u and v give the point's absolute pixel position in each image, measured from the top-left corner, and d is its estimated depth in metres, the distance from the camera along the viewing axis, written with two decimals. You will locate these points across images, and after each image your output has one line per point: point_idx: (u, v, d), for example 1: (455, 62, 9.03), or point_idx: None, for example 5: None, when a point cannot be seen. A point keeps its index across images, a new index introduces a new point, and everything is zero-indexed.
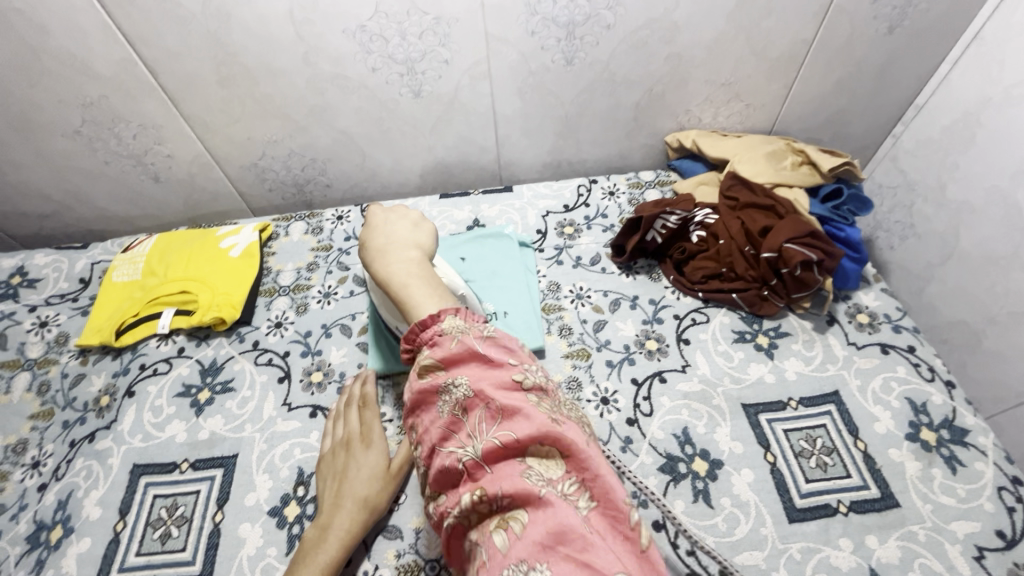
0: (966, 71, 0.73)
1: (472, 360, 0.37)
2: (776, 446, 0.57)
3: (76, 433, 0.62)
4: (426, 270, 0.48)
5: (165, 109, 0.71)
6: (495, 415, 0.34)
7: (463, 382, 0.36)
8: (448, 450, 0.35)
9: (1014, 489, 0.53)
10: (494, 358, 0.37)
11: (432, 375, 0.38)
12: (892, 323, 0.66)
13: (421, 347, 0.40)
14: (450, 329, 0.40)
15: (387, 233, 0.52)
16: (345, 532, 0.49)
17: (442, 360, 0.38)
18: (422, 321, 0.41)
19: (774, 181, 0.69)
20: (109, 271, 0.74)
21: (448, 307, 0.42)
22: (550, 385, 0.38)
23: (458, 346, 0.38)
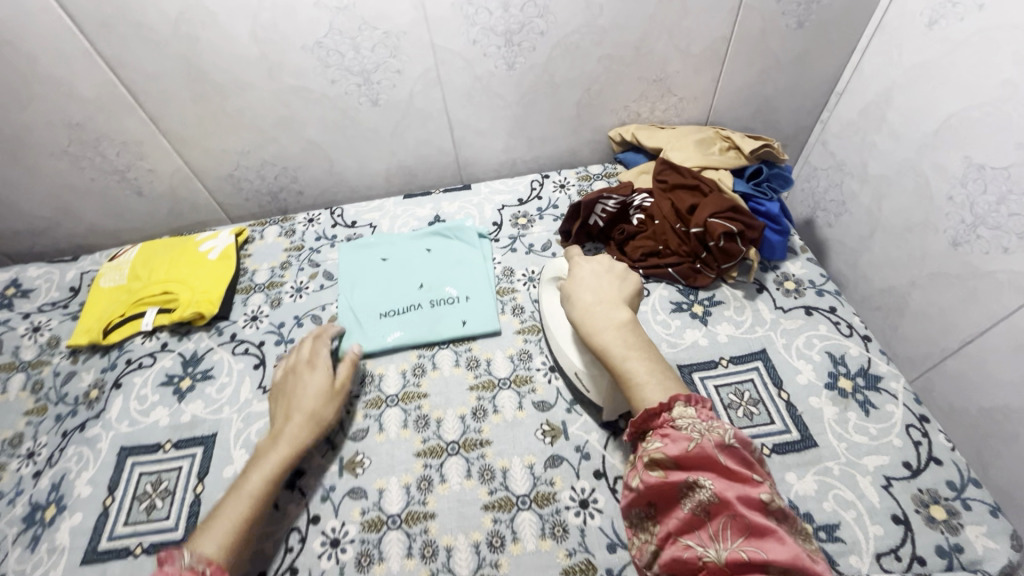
0: (873, 58, 0.80)
1: (712, 467, 0.45)
2: (707, 400, 0.63)
3: (69, 423, 0.68)
4: (635, 336, 0.56)
5: (145, 126, 0.78)
6: (744, 532, 0.42)
7: (708, 487, 0.45)
8: (687, 544, 0.44)
9: (920, 426, 0.59)
10: (737, 471, 0.45)
11: (665, 473, 0.47)
12: (816, 287, 0.72)
13: (653, 437, 0.49)
14: (684, 424, 0.48)
15: (590, 291, 0.61)
16: (296, 438, 0.57)
17: (675, 459, 0.46)
18: (652, 408, 0.50)
19: (702, 165, 0.76)
20: (97, 278, 0.80)
21: (680, 398, 0.50)
22: (784, 506, 0.44)
23: (691, 442, 0.46)
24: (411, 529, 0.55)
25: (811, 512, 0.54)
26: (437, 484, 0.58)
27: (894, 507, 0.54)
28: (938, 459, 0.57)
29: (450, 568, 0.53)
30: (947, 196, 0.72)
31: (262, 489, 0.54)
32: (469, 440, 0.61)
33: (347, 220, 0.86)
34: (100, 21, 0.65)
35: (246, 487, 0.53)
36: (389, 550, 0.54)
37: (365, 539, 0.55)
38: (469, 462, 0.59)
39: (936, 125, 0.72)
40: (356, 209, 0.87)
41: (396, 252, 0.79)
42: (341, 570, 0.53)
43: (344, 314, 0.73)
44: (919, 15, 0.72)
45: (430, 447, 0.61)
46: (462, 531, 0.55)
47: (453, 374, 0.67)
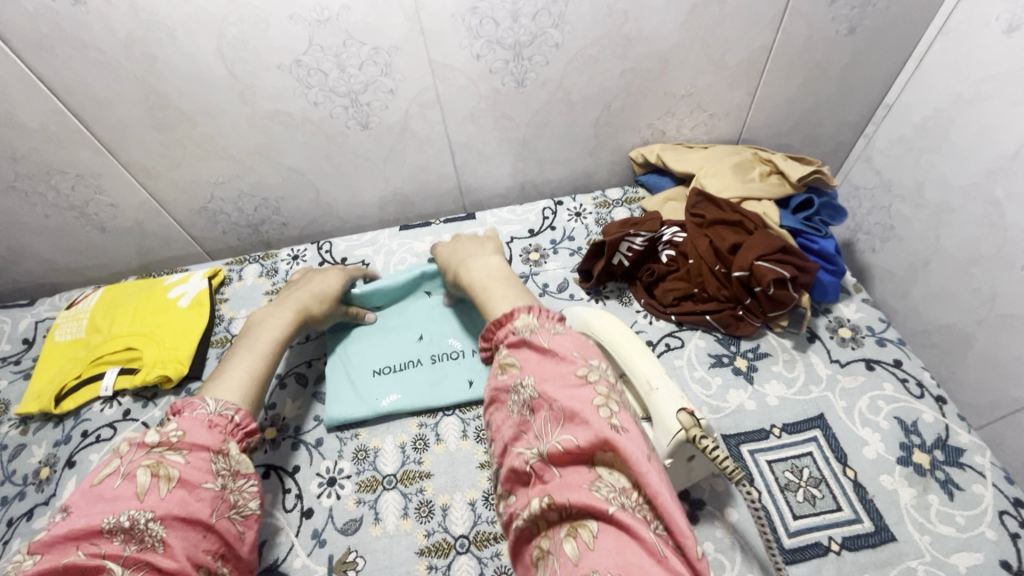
0: (933, 68, 0.70)
1: (535, 363, 0.40)
2: (759, 481, 0.53)
3: (15, 510, 0.58)
4: (512, 280, 0.53)
5: (102, 158, 0.68)
6: (562, 419, 0.36)
7: (530, 382, 0.39)
8: (518, 452, 0.37)
9: (1016, 513, 0.50)
10: (556, 356, 0.39)
11: (507, 374, 0.42)
12: (875, 336, 0.63)
13: (501, 347, 0.44)
14: (525, 330, 0.43)
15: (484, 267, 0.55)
16: (278, 326, 0.57)
17: (516, 360, 0.41)
18: (497, 320, 0.46)
19: (742, 196, 0.66)
20: (52, 330, 0.70)
21: (526, 308, 0.46)
22: (614, 385, 0.38)
23: (529, 344, 0.42)
24: None
25: None
26: None
27: None
28: None
29: None
30: None
31: (267, 352, 0.54)
32: (481, 534, 0.52)
33: (337, 257, 0.76)
34: (37, 41, 0.55)
35: (244, 355, 0.53)
36: None
37: None
38: (481, 563, 0.50)
39: (1015, 147, 0.62)
40: (346, 244, 0.78)
41: None
42: None
43: (331, 371, 0.63)
44: (995, 19, 0.62)
45: (435, 543, 0.52)
46: None
47: (460, 448, 0.58)
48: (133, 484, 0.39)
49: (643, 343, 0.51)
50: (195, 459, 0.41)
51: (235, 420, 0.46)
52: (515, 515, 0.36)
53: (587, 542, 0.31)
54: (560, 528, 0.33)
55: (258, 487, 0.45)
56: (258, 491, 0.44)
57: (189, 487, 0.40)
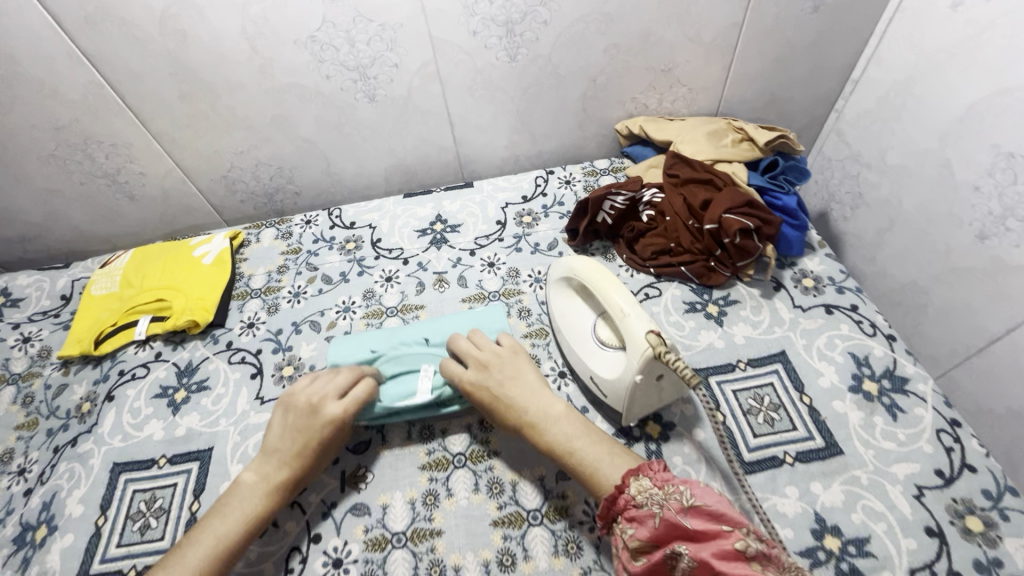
0: (892, 43, 0.76)
1: (682, 535, 0.41)
2: (725, 406, 0.60)
3: (61, 438, 0.65)
4: (582, 425, 0.52)
5: (134, 128, 0.75)
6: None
7: (685, 553, 0.40)
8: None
9: (952, 431, 0.56)
10: (704, 531, 0.40)
11: (647, 555, 0.42)
12: (836, 284, 0.69)
13: (622, 523, 0.44)
14: (642, 497, 0.43)
15: (523, 386, 0.55)
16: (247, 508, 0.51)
17: (650, 539, 0.42)
18: (608, 496, 0.46)
19: (715, 158, 0.73)
20: (89, 286, 0.77)
21: (630, 472, 0.45)
22: (772, 546, 0.39)
23: (654, 516, 0.42)
24: (418, 548, 0.52)
25: (839, 525, 0.51)
26: (443, 499, 0.55)
27: (928, 519, 0.51)
28: (972, 467, 0.54)
29: None
30: (974, 186, 0.68)
31: (234, 519, 0.51)
32: (476, 452, 0.58)
33: (346, 221, 0.83)
34: (82, 18, 0.62)
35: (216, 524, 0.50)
36: (394, 571, 0.51)
37: (369, 559, 0.52)
38: (476, 475, 0.57)
39: (962, 112, 0.68)
40: (355, 210, 0.84)
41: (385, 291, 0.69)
42: None
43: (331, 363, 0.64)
44: None
45: (435, 459, 0.58)
46: (470, 549, 0.52)
47: None
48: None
49: (620, 281, 0.58)
50: None
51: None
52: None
53: None
54: None
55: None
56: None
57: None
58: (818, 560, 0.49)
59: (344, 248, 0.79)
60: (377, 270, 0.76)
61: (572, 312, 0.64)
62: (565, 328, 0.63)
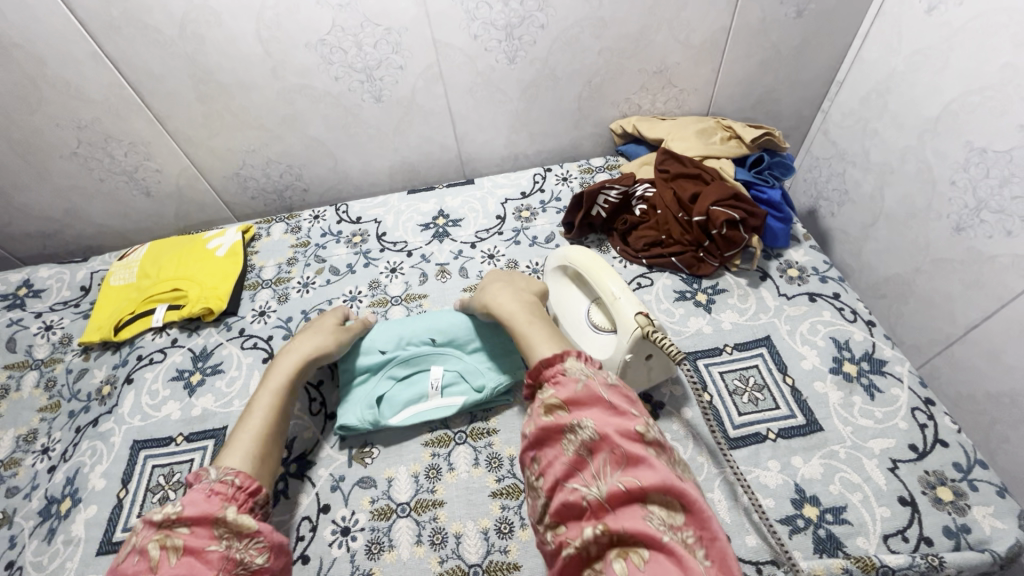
0: (873, 46, 0.80)
1: (597, 405, 0.41)
2: (712, 387, 0.63)
3: (82, 419, 0.69)
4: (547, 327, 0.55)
5: (152, 127, 0.79)
6: (621, 463, 0.38)
7: (590, 425, 0.40)
8: (572, 487, 0.38)
9: (926, 409, 0.59)
10: (618, 408, 0.41)
11: (555, 416, 0.42)
12: (819, 274, 0.72)
13: (546, 385, 0.45)
14: (574, 373, 0.44)
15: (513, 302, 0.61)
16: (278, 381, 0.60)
17: (565, 399, 0.42)
18: (547, 360, 0.47)
19: (704, 154, 0.77)
20: (107, 277, 0.81)
21: (564, 354, 0.47)
22: (666, 444, 0.41)
23: (579, 384, 0.43)
24: (421, 517, 0.56)
25: (818, 495, 0.54)
26: (445, 472, 0.59)
27: (901, 489, 0.54)
28: (944, 442, 0.57)
29: (459, 555, 0.53)
30: (950, 181, 0.72)
31: (258, 439, 0.54)
32: (476, 429, 0.62)
33: (352, 216, 0.86)
34: (108, 23, 0.66)
35: (244, 434, 0.54)
36: (399, 538, 0.55)
37: (375, 527, 0.55)
38: (476, 450, 0.60)
39: (938, 110, 0.72)
40: (361, 205, 0.88)
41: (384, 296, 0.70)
42: (351, 558, 0.54)
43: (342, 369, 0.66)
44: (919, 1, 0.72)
45: (438, 436, 0.62)
46: (470, 518, 0.55)
47: None
48: (146, 557, 0.41)
49: (611, 266, 0.61)
50: (199, 528, 0.44)
51: (238, 483, 0.48)
52: (563, 551, 0.36)
53: (637, 561, 0.34)
54: (609, 551, 0.35)
55: (265, 541, 0.45)
56: (266, 545, 0.45)
57: (194, 553, 0.42)
58: (798, 527, 0.52)
59: (351, 241, 0.83)
60: (382, 262, 0.80)
61: (569, 300, 0.67)
62: (563, 316, 0.67)
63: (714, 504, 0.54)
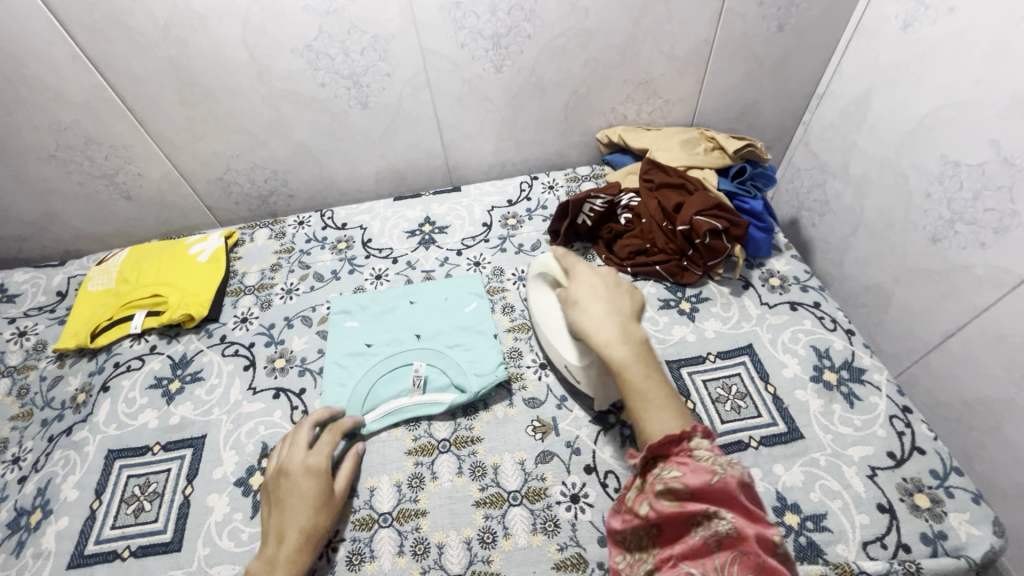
0: (852, 61, 0.82)
1: (729, 503, 0.42)
2: (695, 395, 0.63)
3: (55, 428, 0.67)
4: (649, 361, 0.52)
5: (134, 130, 0.78)
6: (755, 568, 0.39)
7: (728, 520, 0.41)
8: (689, 570, 0.40)
9: (903, 416, 0.60)
10: (731, 466, 0.44)
11: (675, 463, 0.45)
12: (800, 283, 0.73)
13: (667, 442, 0.46)
14: (695, 445, 0.45)
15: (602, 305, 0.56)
16: (306, 509, 0.53)
17: (684, 463, 0.44)
18: (675, 430, 0.47)
19: (687, 164, 0.77)
20: (84, 282, 0.80)
21: (692, 429, 0.46)
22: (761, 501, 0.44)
23: (703, 459, 0.44)
24: (403, 527, 0.55)
25: (798, 503, 0.55)
26: (428, 481, 0.58)
27: (879, 496, 0.55)
28: (921, 449, 0.58)
29: (442, 565, 0.53)
30: (926, 193, 0.74)
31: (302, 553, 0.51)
32: (460, 438, 0.61)
33: (338, 222, 0.86)
34: (90, 25, 0.65)
35: (287, 557, 0.50)
36: (380, 548, 0.54)
37: (357, 538, 0.55)
38: (460, 459, 0.60)
39: (914, 124, 0.74)
40: (346, 211, 0.88)
41: (376, 299, 0.75)
42: (332, 569, 0.53)
43: (328, 365, 0.68)
44: (896, 18, 0.74)
45: (421, 445, 0.61)
46: (453, 528, 0.55)
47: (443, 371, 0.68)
48: None
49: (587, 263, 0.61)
50: None
51: None
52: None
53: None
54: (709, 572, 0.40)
55: None
56: None
57: None
58: (779, 535, 0.53)
59: (336, 248, 0.83)
60: (367, 269, 0.79)
61: (546, 306, 0.67)
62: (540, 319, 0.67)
63: None
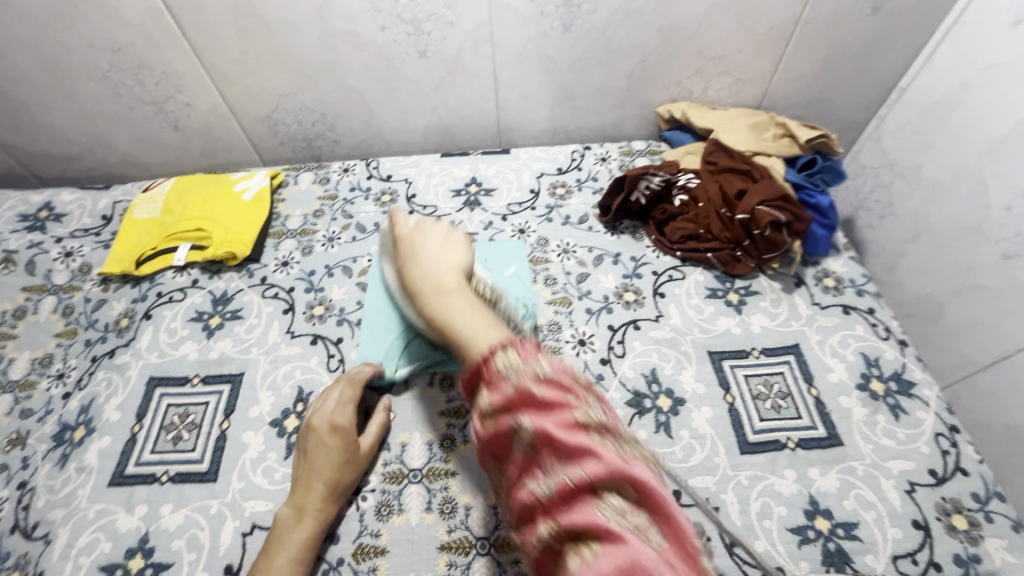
0: (946, 55, 0.76)
1: (527, 404, 0.38)
2: (735, 389, 0.62)
3: (98, 349, 0.68)
4: (465, 295, 0.51)
5: (187, 58, 0.76)
6: (564, 456, 0.36)
7: (526, 424, 0.37)
8: (525, 486, 0.37)
9: (950, 435, 0.58)
10: (552, 399, 0.38)
11: (495, 420, 0.40)
12: (856, 287, 0.70)
13: (482, 388, 0.41)
14: (504, 366, 0.40)
15: (429, 258, 0.55)
16: (329, 470, 0.53)
17: (499, 403, 0.39)
18: (476, 363, 0.42)
19: (755, 150, 0.75)
20: (130, 209, 0.80)
21: (502, 342, 0.42)
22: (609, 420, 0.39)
23: (508, 384, 0.39)
24: (432, 484, 0.56)
25: (831, 509, 0.54)
26: (459, 444, 0.58)
27: (916, 513, 0.54)
28: (965, 470, 0.56)
29: (468, 526, 0.54)
30: (1005, 206, 0.70)
31: (324, 515, 0.52)
32: None
33: (382, 174, 0.84)
34: None
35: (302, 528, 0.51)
36: (409, 503, 0.55)
37: (387, 490, 0.56)
38: None
39: (1006, 131, 0.69)
40: (392, 163, 0.86)
41: None
42: (360, 517, 0.54)
43: (368, 318, 0.68)
44: (1006, 12, 0.68)
45: (454, 407, 0.61)
46: (480, 492, 0.55)
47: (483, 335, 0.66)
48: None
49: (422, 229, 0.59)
50: None
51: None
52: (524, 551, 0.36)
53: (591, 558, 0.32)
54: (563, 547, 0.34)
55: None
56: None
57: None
58: (807, 538, 0.53)
59: (380, 200, 0.81)
60: None
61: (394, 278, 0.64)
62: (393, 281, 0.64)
63: (725, 505, 0.54)
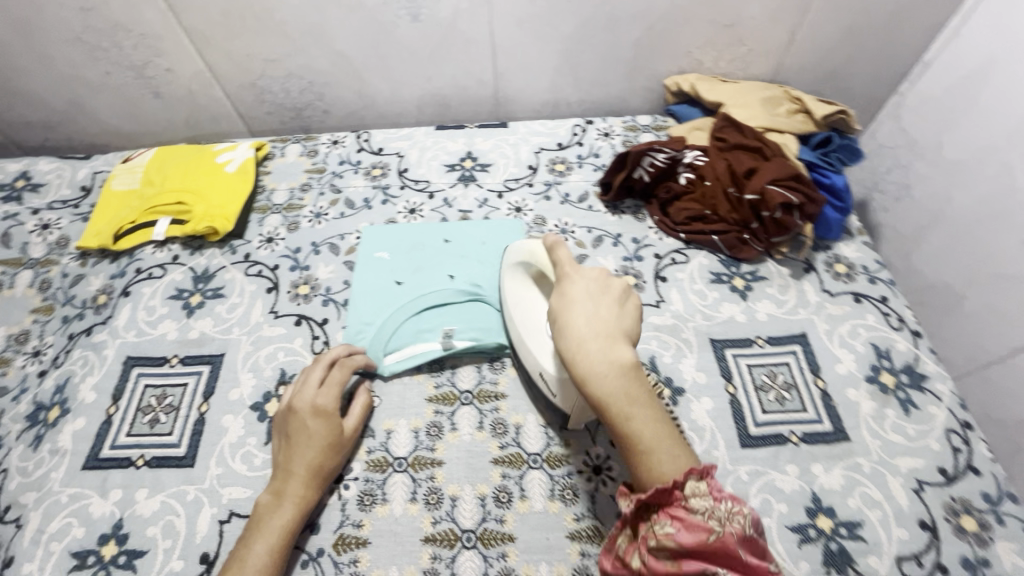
0: (977, 26, 0.71)
1: (728, 561, 0.34)
2: (738, 379, 0.59)
3: (75, 326, 0.66)
4: (641, 388, 0.41)
5: (165, 19, 0.71)
6: None
7: None
8: None
9: (962, 432, 0.55)
10: (754, 563, 0.34)
11: (676, 561, 0.35)
12: (869, 273, 0.67)
13: (663, 516, 0.37)
14: (699, 505, 0.36)
15: (587, 320, 0.44)
16: (312, 455, 0.51)
17: (689, 548, 0.35)
18: (662, 486, 0.37)
19: (766, 126, 0.70)
20: (109, 180, 0.76)
21: (690, 473, 0.37)
22: None
23: (710, 532, 0.35)
24: (417, 474, 0.54)
25: (834, 507, 0.52)
26: (446, 432, 0.56)
27: (923, 512, 0.51)
28: (976, 469, 0.53)
29: (454, 518, 0.51)
30: None
31: (307, 501, 0.50)
32: (483, 391, 0.58)
33: (373, 146, 0.80)
34: None
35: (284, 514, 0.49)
36: (393, 492, 0.53)
37: (370, 479, 0.53)
38: (482, 413, 0.57)
39: None
40: (383, 136, 0.81)
41: (401, 239, 0.70)
42: (342, 507, 0.52)
43: (356, 297, 0.65)
44: None
45: (443, 393, 0.58)
46: (469, 482, 0.53)
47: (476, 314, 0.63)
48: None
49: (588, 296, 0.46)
50: None
51: None
52: None
53: None
54: None
55: None
56: None
57: None
58: (808, 537, 0.50)
59: (370, 173, 0.77)
60: (401, 201, 0.74)
61: (525, 301, 0.57)
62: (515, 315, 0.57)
63: None
